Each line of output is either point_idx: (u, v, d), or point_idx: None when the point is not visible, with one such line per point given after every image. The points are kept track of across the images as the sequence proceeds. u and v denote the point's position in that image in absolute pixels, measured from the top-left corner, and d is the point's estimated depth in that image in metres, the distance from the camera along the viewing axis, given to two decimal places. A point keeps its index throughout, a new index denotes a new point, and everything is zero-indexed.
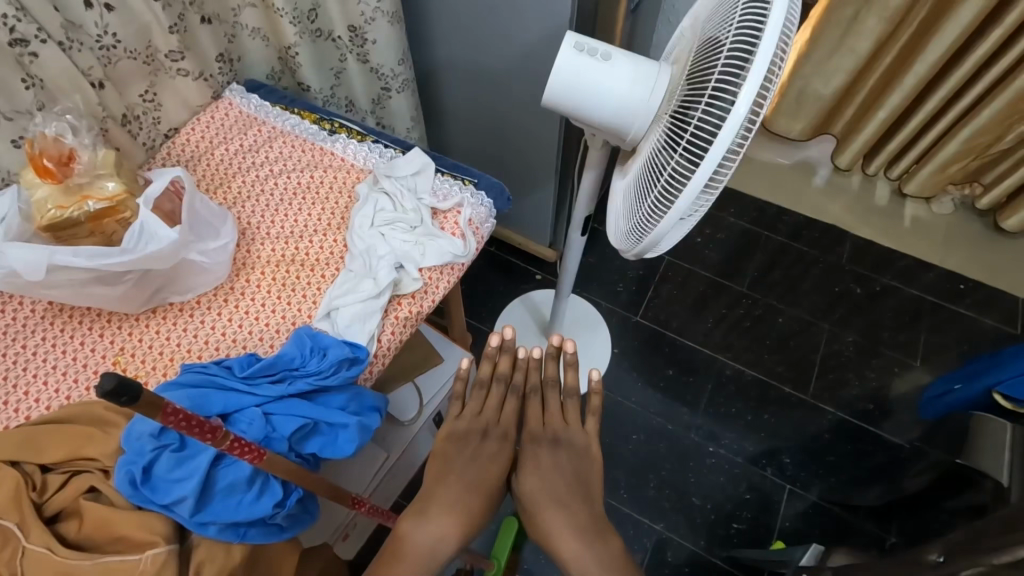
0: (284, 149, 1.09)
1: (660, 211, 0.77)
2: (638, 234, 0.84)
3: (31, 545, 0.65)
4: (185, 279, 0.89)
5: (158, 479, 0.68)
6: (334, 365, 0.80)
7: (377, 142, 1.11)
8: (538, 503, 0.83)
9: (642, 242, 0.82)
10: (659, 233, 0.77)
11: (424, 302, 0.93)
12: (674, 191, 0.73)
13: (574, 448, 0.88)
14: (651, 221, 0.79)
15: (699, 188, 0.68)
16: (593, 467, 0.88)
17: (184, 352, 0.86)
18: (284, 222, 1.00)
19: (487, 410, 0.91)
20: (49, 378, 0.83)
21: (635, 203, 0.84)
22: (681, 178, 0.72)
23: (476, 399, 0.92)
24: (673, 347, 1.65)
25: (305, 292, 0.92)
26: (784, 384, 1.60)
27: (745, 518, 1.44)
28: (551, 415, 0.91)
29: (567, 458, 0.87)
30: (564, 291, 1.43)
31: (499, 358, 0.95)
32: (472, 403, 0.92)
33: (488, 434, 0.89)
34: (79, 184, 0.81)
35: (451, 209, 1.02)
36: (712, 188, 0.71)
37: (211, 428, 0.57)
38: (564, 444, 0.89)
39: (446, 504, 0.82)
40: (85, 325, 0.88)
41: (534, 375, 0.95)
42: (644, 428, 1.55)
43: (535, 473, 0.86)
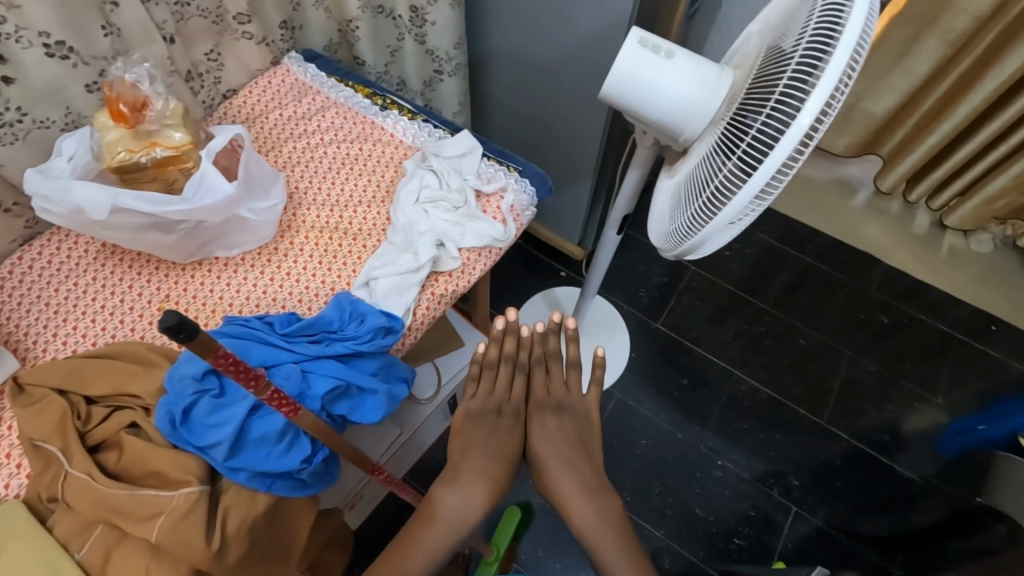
0: (335, 120, 1.11)
1: (705, 215, 0.76)
2: (682, 236, 0.83)
3: (73, 470, 0.68)
4: (235, 236, 0.91)
5: (196, 422, 0.70)
6: (371, 332, 0.81)
7: (427, 121, 1.13)
8: (547, 462, 0.88)
9: (682, 245, 0.82)
10: (700, 238, 0.77)
11: (460, 282, 0.95)
12: (722, 195, 0.73)
13: (575, 413, 0.91)
14: (695, 224, 0.79)
15: (749, 196, 0.67)
16: (592, 432, 0.91)
17: (226, 305, 0.89)
18: (331, 190, 1.02)
19: (497, 389, 0.90)
20: (97, 316, 0.86)
21: (682, 204, 0.84)
22: (729, 182, 0.72)
23: (486, 379, 0.91)
24: (690, 357, 1.65)
25: (345, 261, 0.94)
26: (800, 406, 1.58)
27: (747, 535, 1.44)
28: (554, 383, 0.92)
29: (571, 423, 0.90)
30: (590, 289, 1.43)
31: (503, 341, 0.90)
32: (484, 384, 0.90)
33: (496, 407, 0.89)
34: (149, 131, 0.83)
35: (494, 193, 1.03)
36: (762, 199, 0.70)
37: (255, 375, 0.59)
38: (567, 411, 0.91)
39: (475, 471, 0.86)
40: (135, 269, 0.91)
41: (537, 349, 0.92)
42: (654, 434, 1.55)
43: (542, 437, 0.89)
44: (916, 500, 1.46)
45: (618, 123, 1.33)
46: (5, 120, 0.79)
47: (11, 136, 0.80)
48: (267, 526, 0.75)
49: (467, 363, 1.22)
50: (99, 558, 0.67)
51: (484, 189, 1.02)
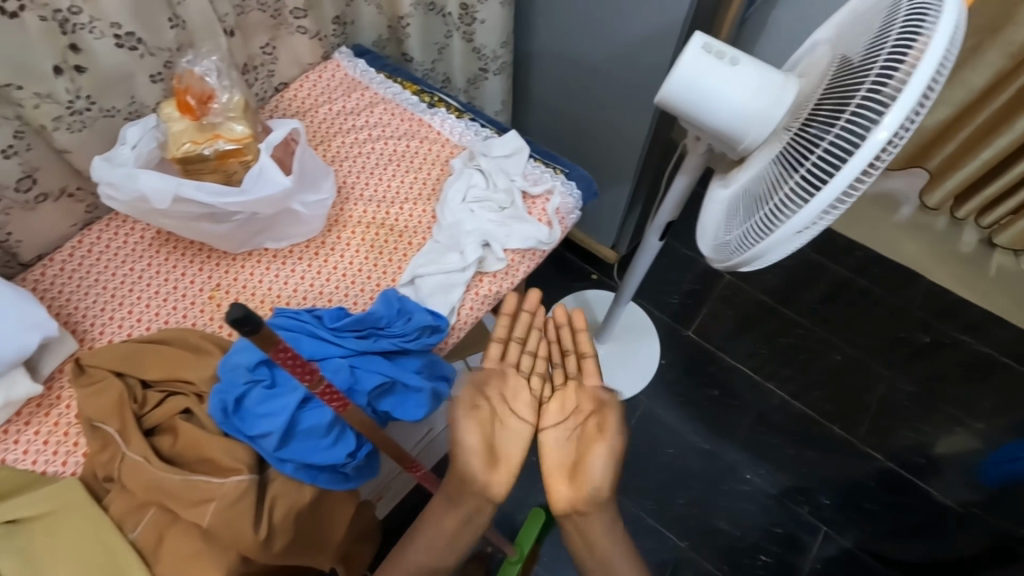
0: (384, 116, 1.12)
1: (766, 227, 0.74)
2: (738, 247, 0.81)
3: (130, 453, 0.70)
4: (285, 228, 0.92)
5: (248, 411, 0.71)
6: (417, 330, 0.82)
7: (474, 120, 1.12)
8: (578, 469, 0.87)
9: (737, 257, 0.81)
10: (757, 252, 0.76)
11: (504, 283, 0.94)
12: (786, 208, 0.71)
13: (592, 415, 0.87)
14: (752, 237, 0.78)
15: (815, 210, 0.65)
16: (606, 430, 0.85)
17: (274, 297, 0.90)
18: (378, 185, 1.03)
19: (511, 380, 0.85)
20: (151, 302, 0.88)
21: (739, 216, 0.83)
22: (795, 194, 0.70)
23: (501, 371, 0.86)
24: (719, 367, 1.62)
25: (391, 257, 0.95)
26: (833, 423, 1.54)
27: (773, 551, 1.41)
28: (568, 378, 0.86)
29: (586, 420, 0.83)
30: (625, 295, 1.42)
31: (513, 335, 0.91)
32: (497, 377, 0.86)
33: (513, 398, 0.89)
34: (212, 123, 0.84)
35: (540, 195, 1.03)
36: (829, 214, 0.68)
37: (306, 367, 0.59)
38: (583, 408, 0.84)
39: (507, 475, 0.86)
40: (188, 257, 0.93)
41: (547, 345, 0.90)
42: (680, 443, 1.53)
43: None
44: (951, 526, 1.41)
45: (662, 127, 1.30)
46: (75, 109, 0.81)
47: (79, 124, 0.82)
48: (309, 517, 0.75)
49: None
50: (151, 539, 0.69)
51: (531, 190, 1.02)
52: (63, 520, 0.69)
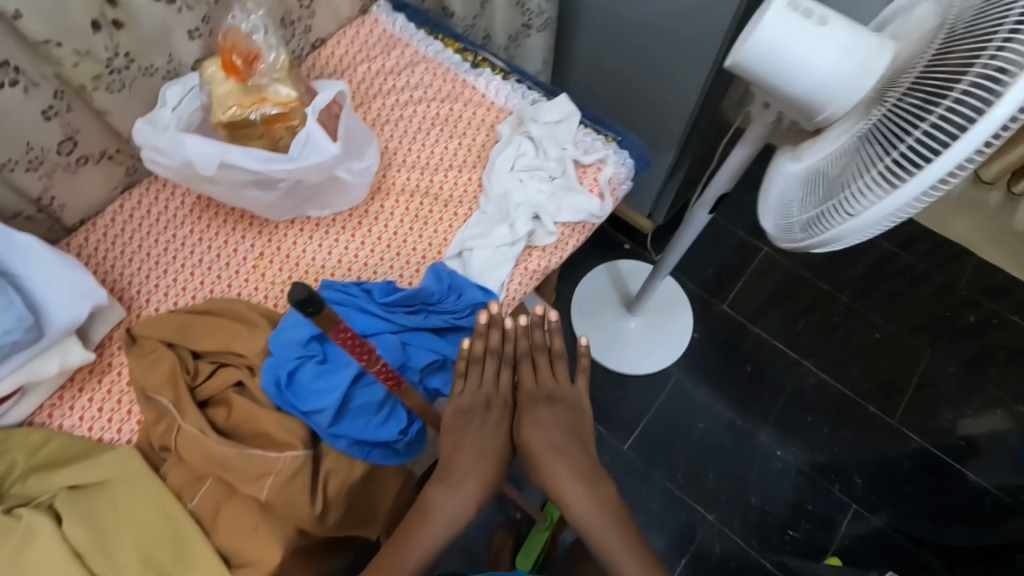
0: (425, 76, 1.05)
1: (846, 209, 0.69)
2: (811, 229, 0.76)
3: (186, 424, 0.70)
4: (330, 195, 0.88)
5: (301, 385, 0.71)
6: (469, 307, 0.79)
7: (520, 82, 1.06)
8: None
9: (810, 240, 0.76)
10: (836, 236, 0.70)
11: (553, 258, 0.91)
12: (873, 189, 0.65)
13: (566, 404, 0.76)
14: (829, 219, 0.72)
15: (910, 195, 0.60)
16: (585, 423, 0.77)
17: (318, 267, 0.88)
18: (421, 151, 0.98)
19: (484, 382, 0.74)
20: (196, 270, 0.87)
21: (814, 195, 0.77)
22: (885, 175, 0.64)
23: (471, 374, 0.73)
24: (756, 343, 1.58)
25: (436, 228, 0.91)
26: (869, 402, 1.51)
27: (803, 528, 1.41)
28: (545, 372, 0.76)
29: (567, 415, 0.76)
30: (665, 267, 1.37)
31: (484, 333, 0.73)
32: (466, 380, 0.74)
33: (488, 406, 0.74)
34: (259, 86, 0.80)
35: (592, 165, 0.97)
36: (920, 202, 0.61)
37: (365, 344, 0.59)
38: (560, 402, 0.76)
39: None
40: (230, 224, 0.90)
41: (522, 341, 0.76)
42: (711, 418, 1.51)
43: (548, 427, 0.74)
44: (985, 508, 1.40)
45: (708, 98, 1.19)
46: (114, 67, 0.77)
47: (118, 83, 0.79)
48: (360, 491, 0.75)
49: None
50: (210, 508, 0.70)
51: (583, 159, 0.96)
52: (122, 487, 0.70)
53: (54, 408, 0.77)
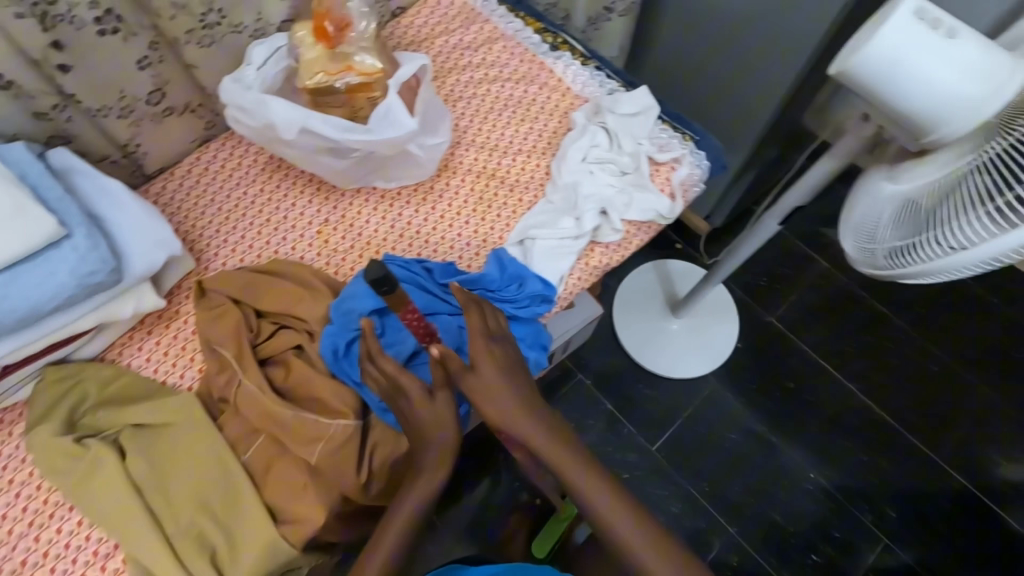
0: (501, 55, 1.03)
1: (943, 245, 0.63)
2: (892, 258, 0.73)
3: (246, 380, 0.72)
4: (399, 169, 0.88)
5: (358, 356, 0.72)
6: (528, 297, 0.79)
7: (599, 69, 1.03)
8: None
9: (891, 269, 0.73)
10: (917, 272, 0.67)
11: (615, 256, 0.88)
12: (972, 230, 0.59)
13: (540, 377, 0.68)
14: (912, 253, 0.69)
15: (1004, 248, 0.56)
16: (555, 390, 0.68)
17: (380, 240, 0.88)
18: (491, 132, 0.96)
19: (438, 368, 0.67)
20: (262, 229, 0.88)
21: (900, 219, 0.72)
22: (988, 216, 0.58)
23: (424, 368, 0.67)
24: (800, 358, 1.46)
25: (500, 212, 0.90)
26: (914, 434, 1.40)
27: (826, 552, 1.31)
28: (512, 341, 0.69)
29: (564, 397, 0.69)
30: (718, 276, 1.24)
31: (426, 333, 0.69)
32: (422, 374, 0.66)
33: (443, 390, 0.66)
34: (346, 54, 0.80)
35: (665, 163, 0.94)
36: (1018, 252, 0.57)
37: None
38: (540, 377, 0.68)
39: None
40: (298, 187, 0.91)
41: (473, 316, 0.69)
42: (741, 428, 1.40)
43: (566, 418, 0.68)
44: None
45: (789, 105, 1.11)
46: (207, 22, 0.78)
47: (209, 39, 0.80)
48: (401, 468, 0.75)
49: (577, 327, 1.05)
50: (262, 464, 0.72)
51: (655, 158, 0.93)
52: (179, 431, 0.73)
53: (124, 346, 0.80)
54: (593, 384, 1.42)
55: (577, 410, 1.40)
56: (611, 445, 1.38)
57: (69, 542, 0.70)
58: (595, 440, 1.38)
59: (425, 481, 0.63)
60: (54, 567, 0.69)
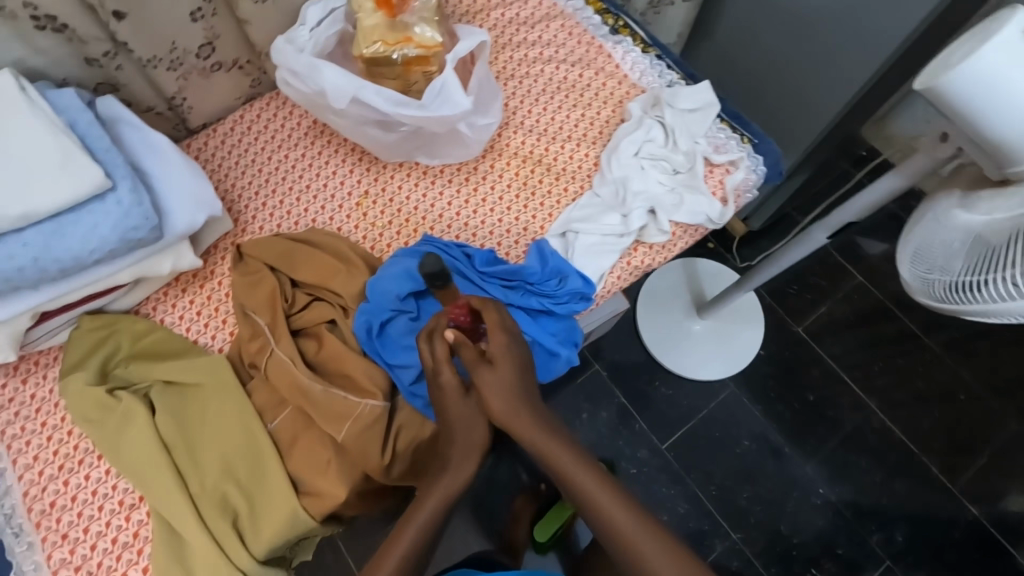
0: (559, 34, 0.98)
1: (1012, 287, 0.55)
2: (945, 291, 0.66)
3: (278, 349, 0.72)
4: (446, 146, 0.85)
5: (391, 337, 0.71)
6: (568, 294, 0.77)
7: (660, 59, 0.98)
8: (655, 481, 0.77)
9: (943, 303, 0.66)
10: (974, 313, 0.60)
11: (658, 258, 0.86)
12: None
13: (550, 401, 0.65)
14: (969, 290, 0.61)
15: None
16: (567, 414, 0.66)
17: (419, 218, 0.86)
18: (541, 115, 0.93)
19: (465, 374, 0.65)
20: (302, 196, 0.87)
21: (957, 249, 0.65)
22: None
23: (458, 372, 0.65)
24: (825, 373, 1.41)
25: (543, 201, 0.87)
26: (936, 462, 1.34)
27: (829, 570, 1.28)
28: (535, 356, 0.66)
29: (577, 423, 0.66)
30: (752, 283, 1.18)
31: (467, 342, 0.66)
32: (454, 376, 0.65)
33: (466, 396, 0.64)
34: (406, 24, 0.76)
35: (720, 166, 0.90)
36: None
37: (463, 316, 0.65)
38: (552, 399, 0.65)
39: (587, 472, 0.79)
40: (340, 155, 0.89)
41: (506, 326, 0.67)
42: (758, 437, 1.37)
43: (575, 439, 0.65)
44: None
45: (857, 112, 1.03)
46: None
47: None
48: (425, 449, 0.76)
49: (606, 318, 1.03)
50: (288, 434, 0.73)
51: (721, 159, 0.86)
52: (209, 393, 0.73)
53: (158, 303, 0.81)
54: (610, 377, 1.40)
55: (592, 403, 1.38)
56: (622, 440, 1.36)
57: (96, 490, 0.72)
58: (607, 434, 1.36)
59: (448, 473, 0.62)
60: (81, 512, 0.71)
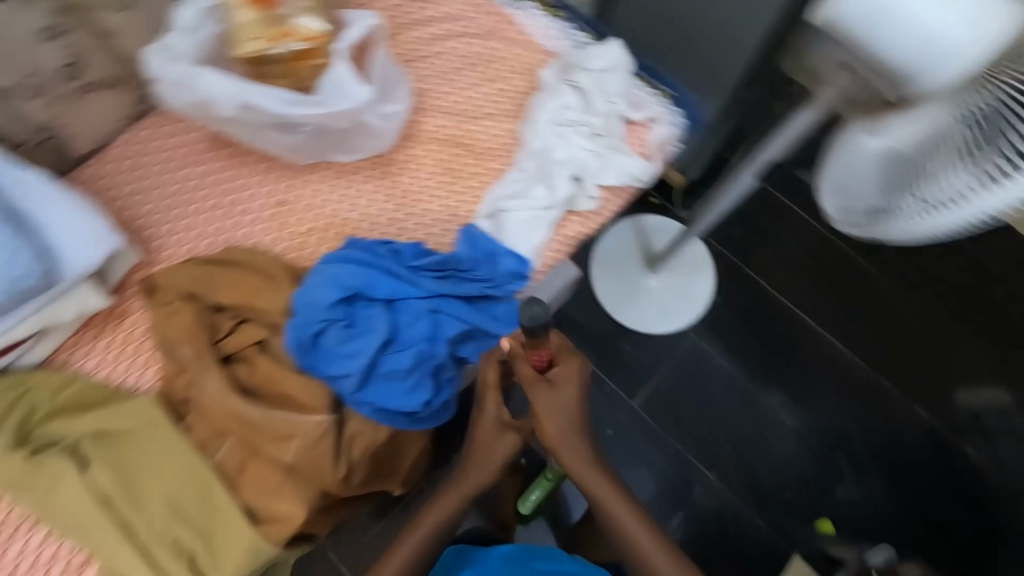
0: (460, 6, 0.93)
1: (919, 203, 0.56)
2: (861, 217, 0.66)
3: (207, 380, 0.68)
4: (355, 140, 0.81)
5: (326, 348, 0.68)
6: (504, 277, 0.76)
7: (568, 22, 0.95)
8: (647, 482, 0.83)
9: (861, 228, 0.66)
10: (890, 232, 0.61)
11: (593, 225, 0.85)
12: (972, 184, 0.50)
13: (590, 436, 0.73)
14: (882, 213, 0.62)
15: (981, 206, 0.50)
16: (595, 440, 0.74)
17: (342, 220, 0.82)
18: (453, 94, 0.89)
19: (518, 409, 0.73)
20: (212, 214, 0.81)
21: None
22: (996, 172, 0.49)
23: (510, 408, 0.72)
24: (778, 309, 1.40)
25: (468, 184, 0.84)
26: (886, 377, 1.37)
27: (797, 489, 1.34)
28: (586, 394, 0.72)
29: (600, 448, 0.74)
30: (695, 230, 1.18)
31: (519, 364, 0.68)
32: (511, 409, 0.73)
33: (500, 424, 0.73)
34: (282, 16, 0.72)
35: (640, 123, 0.89)
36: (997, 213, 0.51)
37: (545, 360, 0.67)
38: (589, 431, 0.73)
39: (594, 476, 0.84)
40: (246, 165, 0.83)
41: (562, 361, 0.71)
42: (722, 380, 1.39)
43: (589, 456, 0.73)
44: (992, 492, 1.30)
45: None
46: None
47: None
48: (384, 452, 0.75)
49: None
50: (235, 463, 0.69)
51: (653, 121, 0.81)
52: (144, 436, 0.70)
53: (72, 351, 0.74)
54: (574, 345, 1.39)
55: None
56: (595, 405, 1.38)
57: (39, 555, 0.68)
58: None
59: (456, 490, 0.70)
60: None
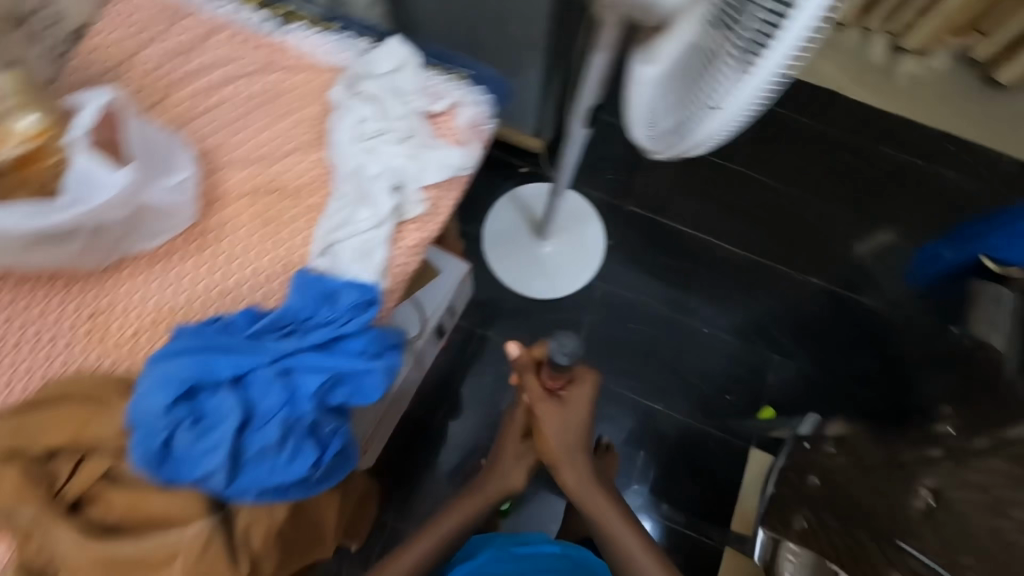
0: (225, 49, 0.88)
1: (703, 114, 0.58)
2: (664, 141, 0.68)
3: (60, 534, 0.62)
4: (147, 224, 0.75)
5: (182, 453, 0.63)
6: (350, 310, 0.71)
7: (344, 30, 0.91)
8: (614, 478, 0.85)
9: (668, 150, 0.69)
10: (692, 147, 0.64)
11: (431, 226, 0.83)
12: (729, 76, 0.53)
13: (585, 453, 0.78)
14: (679, 131, 0.64)
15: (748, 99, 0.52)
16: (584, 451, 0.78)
17: (167, 309, 0.76)
18: (247, 140, 0.83)
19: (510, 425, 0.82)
20: (15, 353, 0.72)
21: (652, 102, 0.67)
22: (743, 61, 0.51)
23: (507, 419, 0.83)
24: (667, 232, 1.40)
25: (290, 227, 0.80)
26: (778, 259, 1.38)
27: (740, 390, 1.32)
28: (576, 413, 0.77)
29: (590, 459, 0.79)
30: (559, 188, 1.16)
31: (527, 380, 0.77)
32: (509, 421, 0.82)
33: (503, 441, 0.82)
34: None
35: (445, 112, 0.87)
36: (763, 100, 0.53)
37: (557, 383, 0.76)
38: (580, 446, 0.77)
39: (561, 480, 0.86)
40: (37, 288, 0.75)
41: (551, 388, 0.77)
42: (643, 316, 1.36)
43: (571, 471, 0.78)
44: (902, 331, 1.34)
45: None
46: None
47: None
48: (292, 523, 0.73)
49: (451, 291, 1.09)
50: None
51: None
52: None
53: None
54: (491, 334, 1.33)
55: (497, 364, 1.32)
56: None
57: None
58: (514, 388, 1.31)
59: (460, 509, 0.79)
60: None
